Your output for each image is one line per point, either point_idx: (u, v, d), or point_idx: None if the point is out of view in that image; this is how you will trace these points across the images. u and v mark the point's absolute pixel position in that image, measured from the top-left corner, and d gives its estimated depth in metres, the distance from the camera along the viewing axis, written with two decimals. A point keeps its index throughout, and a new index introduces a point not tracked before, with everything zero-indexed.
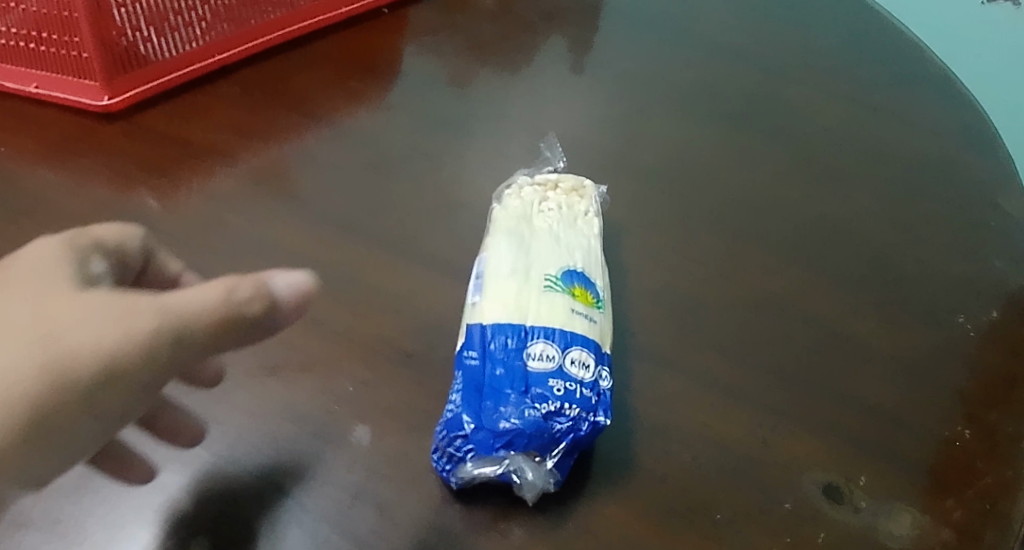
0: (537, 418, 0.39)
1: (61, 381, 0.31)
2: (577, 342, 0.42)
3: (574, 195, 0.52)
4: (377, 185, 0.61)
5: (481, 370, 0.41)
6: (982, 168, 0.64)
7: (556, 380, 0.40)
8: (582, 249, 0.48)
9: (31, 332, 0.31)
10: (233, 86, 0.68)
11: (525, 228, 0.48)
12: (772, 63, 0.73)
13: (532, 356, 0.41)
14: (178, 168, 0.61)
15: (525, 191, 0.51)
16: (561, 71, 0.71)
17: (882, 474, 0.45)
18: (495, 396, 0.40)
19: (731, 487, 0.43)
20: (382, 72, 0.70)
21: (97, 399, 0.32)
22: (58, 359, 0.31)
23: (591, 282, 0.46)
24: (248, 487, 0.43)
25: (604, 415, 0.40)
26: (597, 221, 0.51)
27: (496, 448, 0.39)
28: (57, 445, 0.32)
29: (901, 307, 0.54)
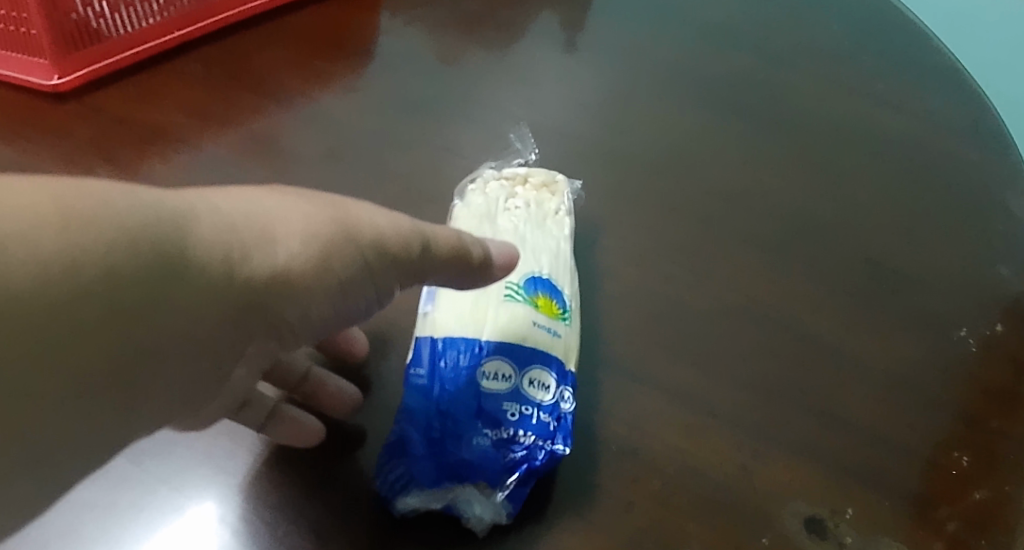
0: (488, 446, 0.38)
1: (332, 248, 0.34)
2: (537, 360, 0.41)
3: (546, 191, 0.49)
4: (339, 177, 0.57)
5: (430, 391, 0.40)
6: (993, 165, 0.60)
7: (509, 403, 0.39)
8: (549, 252, 0.45)
9: (307, 210, 0.35)
10: (193, 64, 0.64)
11: (489, 230, 0.45)
12: (770, 47, 0.68)
13: (485, 376, 0.40)
14: (130, 154, 0.58)
15: (491, 186, 0.48)
16: (543, 52, 0.67)
17: (871, 506, 0.42)
18: (445, 420, 0.39)
19: (704, 519, 0.40)
20: (351, 51, 0.65)
21: (364, 276, 0.36)
22: (345, 226, 0.35)
23: (557, 289, 0.44)
24: (178, 509, 0.39)
25: (563, 443, 0.39)
26: (569, 219, 0.48)
27: (442, 479, 0.38)
28: (324, 307, 0.36)
29: (898, 319, 0.50)
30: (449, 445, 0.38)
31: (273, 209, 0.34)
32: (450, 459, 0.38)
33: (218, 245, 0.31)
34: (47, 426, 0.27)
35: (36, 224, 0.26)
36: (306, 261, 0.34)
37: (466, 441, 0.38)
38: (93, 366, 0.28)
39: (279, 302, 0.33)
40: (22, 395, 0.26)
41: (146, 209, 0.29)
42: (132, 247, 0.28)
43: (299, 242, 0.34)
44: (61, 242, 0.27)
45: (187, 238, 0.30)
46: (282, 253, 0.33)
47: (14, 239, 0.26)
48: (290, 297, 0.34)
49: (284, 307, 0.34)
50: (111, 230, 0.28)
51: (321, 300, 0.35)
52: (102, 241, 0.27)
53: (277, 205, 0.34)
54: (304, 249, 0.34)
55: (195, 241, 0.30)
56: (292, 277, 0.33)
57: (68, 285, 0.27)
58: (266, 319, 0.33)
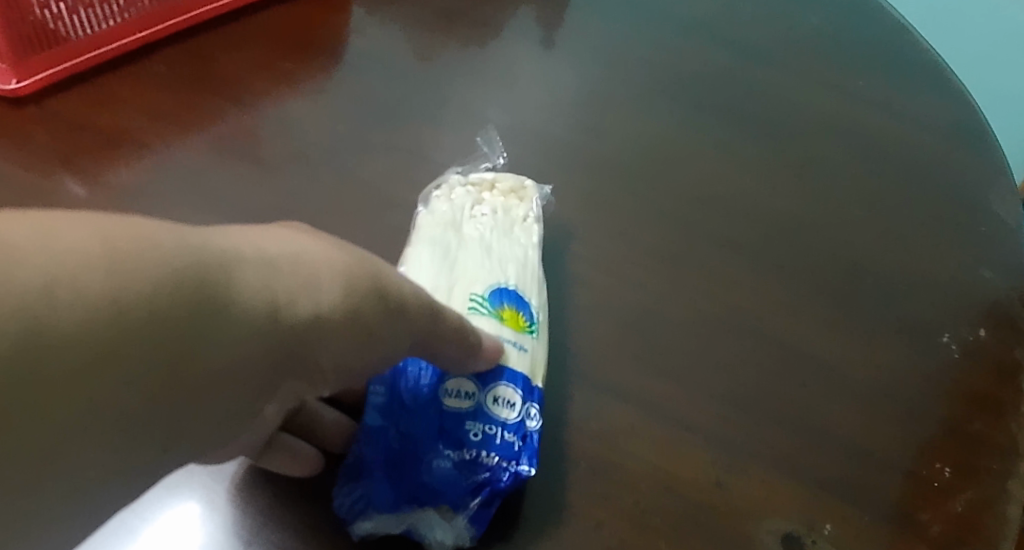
0: (449, 469, 0.37)
1: (366, 297, 0.31)
2: (503, 377, 0.39)
3: (513, 198, 0.48)
4: (305, 183, 0.55)
5: (390, 410, 0.39)
6: (973, 167, 0.59)
7: (471, 423, 0.38)
8: (516, 261, 0.44)
9: (341, 256, 0.31)
10: (158, 65, 0.62)
11: (453, 237, 0.44)
12: (748, 43, 0.67)
13: (447, 393, 0.39)
14: (88, 160, 0.56)
15: (456, 194, 0.48)
16: (517, 49, 0.65)
17: (850, 522, 0.40)
18: (406, 442, 0.38)
19: (677, 537, 0.39)
20: (317, 51, 0.64)
21: (396, 331, 0.33)
22: (375, 277, 0.32)
23: (523, 300, 0.43)
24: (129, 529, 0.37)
25: (529, 464, 0.38)
26: (536, 228, 0.47)
27: (402, 502, 0.37)
28: (353, 358, 0.33)
29: (879, 324, 0.49)
30: (410, 469, 0.38)
31: (315, 254, 0.31)
32: (411, 483, 0.37)
33: (259, 286, 0.28)
34: (83, 478, 0.23)
35: (85, 264, 0.22)
36: (342, 307, 0.30)
37: (426, 464, 0.38)
38: (129, 414, 0.24)
39: (314, 346, 0.30)
40: (57, 450, 0.22)
41: (190, 250, 0.26)
42: (177, 286, 0.24)
43: (338, 287, 0.30)
44: (108, 277, 0.22)
45: (230, 282, 0.27)
46: (326, 297, 0.30)
47: (60, 278, 0.21)
48: (324, 340, 0.30)
49: (317, 354, 0.30)
50: (157, 267, 0.24)
51: (350, 348, 0.32)
52: (148, 279, 0.24)
53: (314, 250, 0.31)
54: (342, 300, 0.30)
55: (239, 284, 0.27)
56: (327, 324, 0.30)
57: (116, 326, 0.23)
58: (298, 363, 0.30)
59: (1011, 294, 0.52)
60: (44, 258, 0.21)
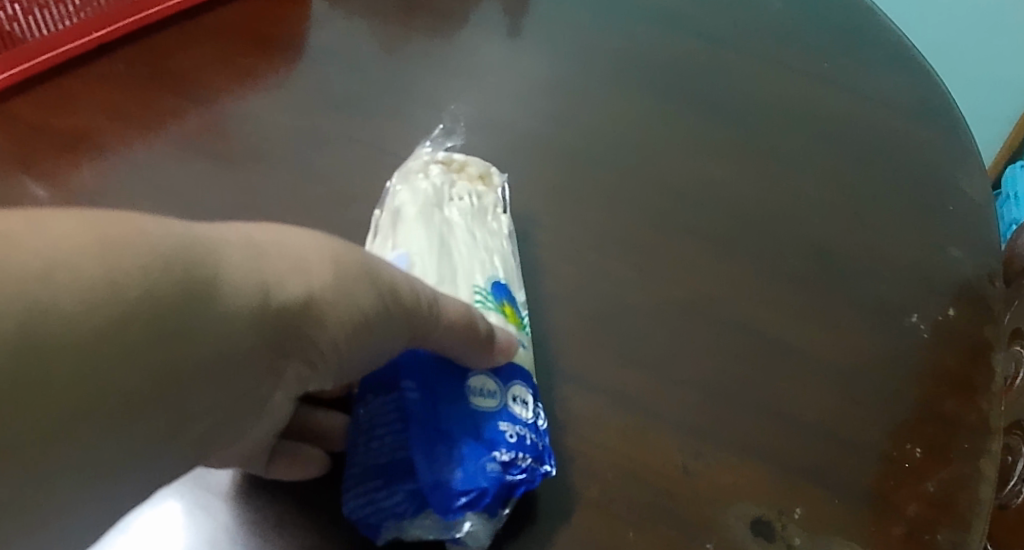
0: (497, 469, 0.35)
1: (358, 284, 0.32)
2: (517, 377, 0.39)
3: (481, 181, 0.48)
4: (269, 180, 0.55)
5: (421, 407, 0.36)
6: (939, 149, 0.60)
7: (505, 423, 0.37)
8: (500, 250, 0.44)
9: (323, 240, 0.32)
10: (117, 64, 0.61)
11: (442, 223, 0.43)
12: (712, 29, 0.66)
13: (474, 392, 0.37)
14: (44, 160, 0.54)
15: (433, 174, 0.46)
16: (481, 40, 0.64)
17: (821, 505, 0.40)
18: (445, 440, 0.35)
19: (646, 525, 0.38)
20: (278, 46, 0.63)
21: (393, 316, 0.33)
22: (366, 263, 0.32)
23: (512, 293, 0.43)
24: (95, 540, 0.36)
25: (552, 464, 0.37)
26: (507, 216, 0.47)
27: (455, 508, 0.34)
28: (356, 346, 0.33)
29: (847, 307, 0.49)
30: (456, 468, 0.35)
31: (302, 243, 0.31)
32: (463, 485, 0.34)
33: (250, 270, 0.28)
34: (92, 461, 0.24)
35: (77, 251, 0.23)
36: (336, 294, 0.31)
37: (473, 463, 0.35)
38: (127, 404, 0.24)
39: (311, 326, 0.30)
40: (60, 435, 0.22)
41: (180, 240, 0.26)
42: (171, 273, 0.25)
43: (325, 267, 0.31)
44: (102, 266, 0.23)
45: (219, 267, 0.27)
46: (315, 284, 0.30)
47: (54, 266, 0.22)
48: (321, 323, 0.30)
49: (316, 334, 0.31)
50: (146, 252, 0.24)
51: (351, 336, 0.32)
52: (140, 264, 0.24)
53: (296, 237, 0.31)
54: (333, 286, 0.31)
55: (232, 271, 0.27)
56: (324, 309, 0.30)
57: (113, 318, 0.23)
58: (293, 349, 0.31)
59: (978, 273, 0.52)
60: (38, 247, 0.22)
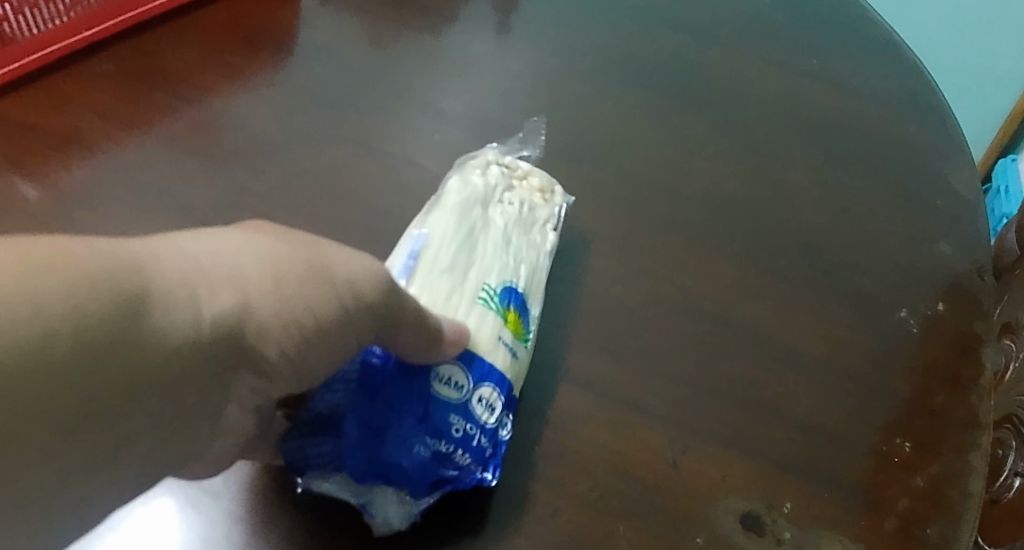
0: (425, 457, 0.36)
1: (306, 292, 0.31)
2: (490, 378, 0.38)
3: (541, 194, 0.49)
4: (258, 177, 0.55)
5: (380, 379, 0.37)
6: (926, 145, 0.60)
7: (456, 417, 0.37)
8: (529, 263, 0.44)
9: (275, 248, 0.31)
10: (105, 64, 0.61)
11: (480, 218, 0.44)
12: (701, 26, 0.67)
13: (439, 377, 0.38)
14: (33, 159, 0.54)
15: (491, 172, 0.48)
16: (471, 38, 0.65)
17: (810, 499, 0.40)
18: (389, 415, 0.37)
19: (635, 520, 0.38)
20: (267, 44, 0.63)
21: (351, 324, 0.33)
22: (318, 270, 0.32)
23: (526, 307, 0.43)
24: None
25: (494, 473, 0.37)
26: (553, 234, 0.47)
27: (369, 476, 0.36)
28: (315, 354, 0.32)
29: (836, 302, 0.49)
30: (389, 442, 0.36)
31: (241, 253, 0.30)
32: (384, 458, 0.36)
33: (185, 292, 0.28)
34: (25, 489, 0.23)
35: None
36: (280, 308, 0.30)
37: (406, 445, 0.36)
38: (71, 416, 0.24)
39: (256, 342, 0.30)
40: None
41: (104, 259, 0.25)
42: (97, 291, 0.24)
43: (267, 281, 0.30)
44: (21, 287, 0.22)
45: (149, 295, 0.26)
46: (253, 294, 0.30)
47: None
48: (263, 339, 0.30)
49: (264, 349, 0.30)
50: (76, 274, 0.24)
51: (306, 346, 0.32)
52: (62, 284, 0.23)
53: (242, 246, 0.31)
54: (277, 301, 0.30)
55: (171, 297, 0.27)
56: (265, 326, 0.30)
57: (47, 335, 0.23)
58: (240, 360, 0.30)
59: (966, 268, 0.52)
60: None
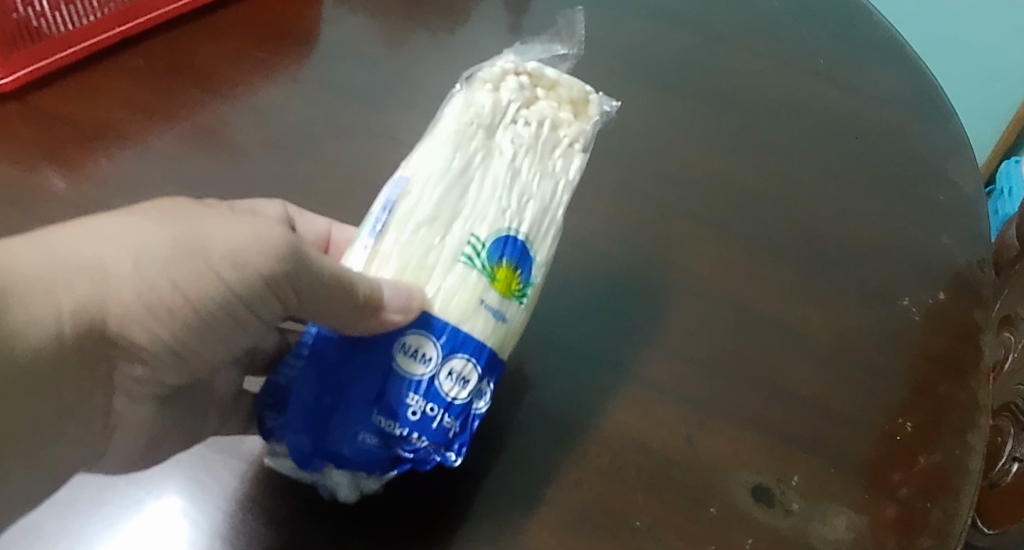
0: (372, 444, 0.37)
1: (179, 269, 0.35)
2: (465, 348, 0.37)
3: (569, 109, 0.42)
4: (286, 166, 0.57)
5: (334, 357, 0.38)
6: (928, 142, 0.62)
7: (412, 398, 0.36)
8: (539, 201, 0.40)
9: (155, 229, 0.35)
10: (135, 59, 0.63)
11: (480, 150, 0.40)
12: (713, 23, 0.69)
13: (404, 351, 0.37)
14: (73, 150, 0.57)
15: (506, 85, 0.41)
16: (489, 37, 0.67)
17: (817, 473, 0.43)
18: (339, 397, 0.37)
19: (653, 492, 0.41)
20: (294, 41, 0.65)
21: (226, 302, 0.37)
22: (189, 246, 0.35)
23: (527, 255, 0.39)
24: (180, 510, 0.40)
25: (455, 452, 0.37)
26: (579, 156, 0.41)
27: (314, 459, 0.38)
28: (188, 335, 0.37)
29: (842, 289, 0.51)
30: (334, 428, 0.37)
31: (114, 235, 0.35)
32: (329, 445, 0.37)
33: (44, 287, 0.33)
34: None
35: None
36: (144, 292, 0.35)
37: (351, 431, 0.37)
38: None
39: (121, 328, 0.35)
40: None
41: None
42: None
43: (132, 264, 0.35)
44: None
45: (8, 296, 0.32)
46: (118, 285, 0.35)
47: None
48: (129, 327, 0.35)
49: (131, 335, 0.36)
50: None
51: (178, 326, 0.36)
52: None
53: (120, 230, 0.35)
54: (142, 287, 0.35)
55: (30, 293, 0.32)
56: (130, 311, 0.35)
57: None
58: (113, 352, 0.37)
59: (967, 259, 0.55)
60: None
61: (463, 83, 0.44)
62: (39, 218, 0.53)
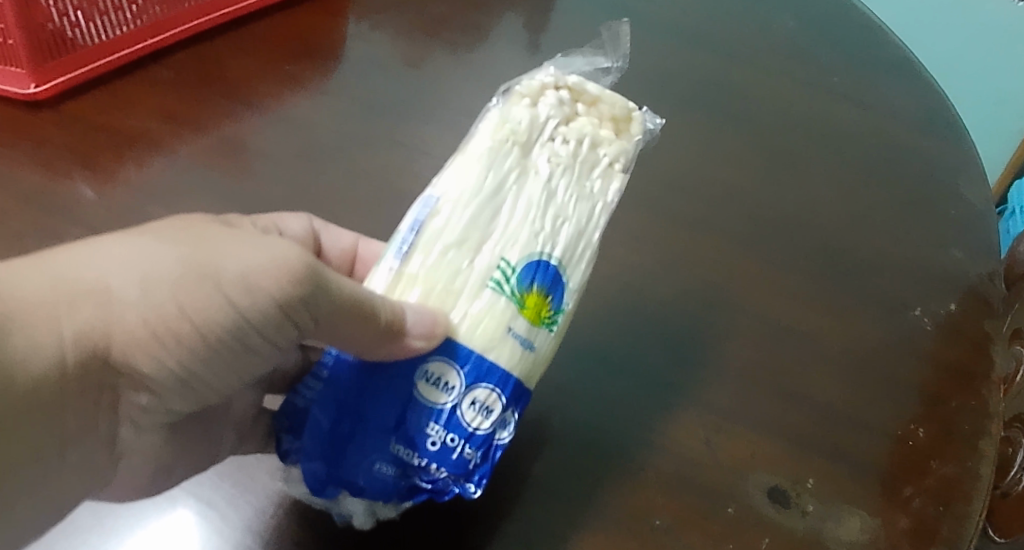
0: (388, 475, 0.37)
1: (186, 293, 0.34)
2: (489, 378, 0.37)
3: (610, 125, 0.42)
4: (314, 175, 0.59)
5: (354, 382, 0.38)
6: (940, 158, 0.63)
7: (432, 428, 0.36)
8: (575, 224, 0.39)
9: (162, 251, 0.34)
10: (167, 70, 0.65)
11: (514, 168, 0.40)
12: (729, 41, 0.70)
13: (427, 378, 0.37)
14: (107, 157, 0.59)
15: (545, 99, 0.41)
16: (510, 54, 0.69)
17: (832, 477, 0.44)
18: (356, 424, 0.37)
19: (673, 492, 0.42)
20: (321, 56, 0.67)
21: (237, 328, 0.36)
22: (198, 267, 0.34)
23: (559, 281, 0.38)
24: (211, 514, 0.41)
25: (476, 484, 0.37)
26: (618, 178, 0.41)
27: (329, 487, 0.38)
28: (196, 361, 0.37)
29: (856, 299, 0.53)
30: (350, 456, 0.37)
31: (122, 257, 0.34)
32: (345, 474, 0.37)
33: (45, 312, 0.32)
34: None
35: None
36: (150, 317, 0.34)
37: (367, 460, 0.37)
38: None
39: (124, 354, 0.35)
40: None
41: None
42: None
43: (138, 289, 0.34)
44: None
45: (8, 323, 0.31)
46: (123, 310, 0.34)
47: None
48: (133, 353, 0.35)
49: (136, 361, 0.35)
50: None
51: (184, 354, 0.36)
52: None
53: (127, 252, 0.34)
54: (147, 312, 0.34)
55: (31, 319, 0.32)
56: (134, 337, 0.34)
57: None
58: (118, 380, 0.36)
59: (978, 271, 0.56)
60: None
61: (500, 96, 0.44)
62: (75, 222, 0.55)
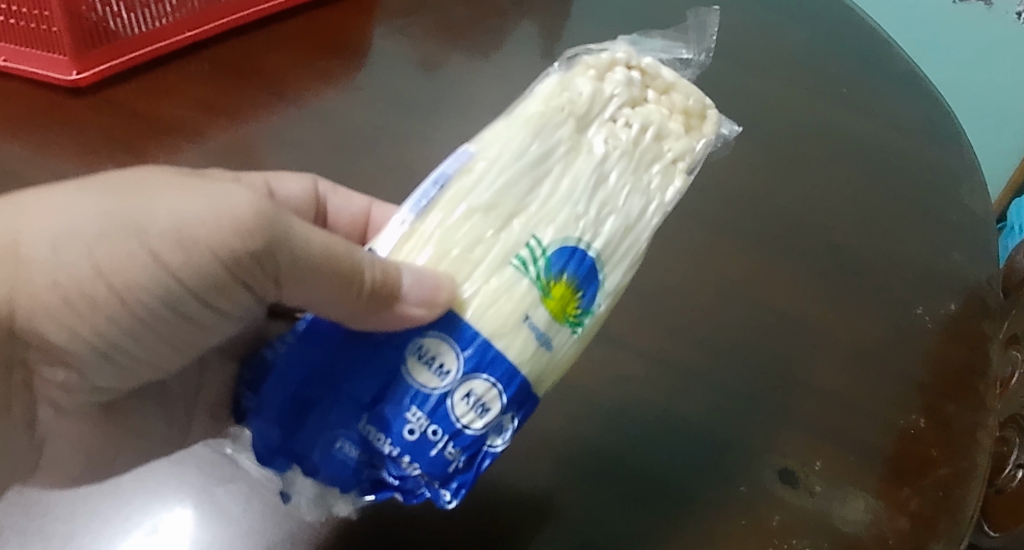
0: (350, 457, 0.39)
1: (110, 253, 0.36)
2: (490, 371, 0.38)
3: (680, 118, 0.44)
4: (345, 165, 0.61)
5: (334, 352, 0.39)
6: (943, 167, 0.66)
7: (415, 415, 0.37)
8: (621, 214, 0.41)
9: (83, 204, 0.36)
10: (200, 63, 0.67)
11: (565, 141, 0.42)
12: (741, 49, 0.73)
13: (422, 356, 0.38)
14: (144, 142, 0.61)
15: (613, 77, 0.44)
16: (529, 58, 0.72)
17: (839, 462, 0.47)
18: (325, 392, 0.39)
19: (684, 472, 0.46)
20: (351, 53, 0.70)
21: (167, 288, 0.37)
22: (123, 218, 0.36)
23: (593, 277, 0.40)
24: (210, 503, 0.44)
25: (449, 492, 0.38)
26: (676, 178, 0.43)
27: (284, 458, 0.40)
28: (123, 331, 0.39)
29: (860, 297, 0.56)
30: (307, 429, 0.39)
31: (47, 213, 0.37)
32: (297, 445, 0.39)
33: None
34: None
35: None
36: (60, 280, 0.37)
37: (331, 437, 0.39)
38: None
39: (30, 321, 0.37)
40: None
41: None
42: None
43: (49, 248, 0.36)
44: None
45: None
46: (35, 274, 0.36)
47: None
48: (39, 320, 0.37)
49: (45, 332, 0.38)
50: None
51: (100, 320, 0.38)
52: None
53: (48, 208, 0.37)
54: (57, 274, 0.36)
55: None
56: (44, 302, 0.37)
57: None
58: (29, 354, 0.39)
59: (977, 274, 0.59)
60: None
61: (566, 66, 0.46)
62: None
